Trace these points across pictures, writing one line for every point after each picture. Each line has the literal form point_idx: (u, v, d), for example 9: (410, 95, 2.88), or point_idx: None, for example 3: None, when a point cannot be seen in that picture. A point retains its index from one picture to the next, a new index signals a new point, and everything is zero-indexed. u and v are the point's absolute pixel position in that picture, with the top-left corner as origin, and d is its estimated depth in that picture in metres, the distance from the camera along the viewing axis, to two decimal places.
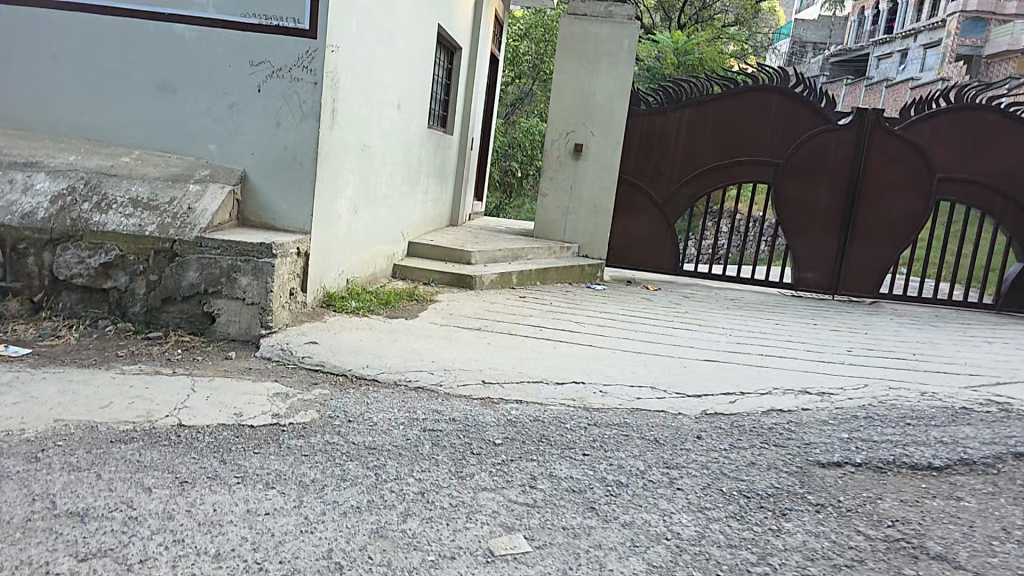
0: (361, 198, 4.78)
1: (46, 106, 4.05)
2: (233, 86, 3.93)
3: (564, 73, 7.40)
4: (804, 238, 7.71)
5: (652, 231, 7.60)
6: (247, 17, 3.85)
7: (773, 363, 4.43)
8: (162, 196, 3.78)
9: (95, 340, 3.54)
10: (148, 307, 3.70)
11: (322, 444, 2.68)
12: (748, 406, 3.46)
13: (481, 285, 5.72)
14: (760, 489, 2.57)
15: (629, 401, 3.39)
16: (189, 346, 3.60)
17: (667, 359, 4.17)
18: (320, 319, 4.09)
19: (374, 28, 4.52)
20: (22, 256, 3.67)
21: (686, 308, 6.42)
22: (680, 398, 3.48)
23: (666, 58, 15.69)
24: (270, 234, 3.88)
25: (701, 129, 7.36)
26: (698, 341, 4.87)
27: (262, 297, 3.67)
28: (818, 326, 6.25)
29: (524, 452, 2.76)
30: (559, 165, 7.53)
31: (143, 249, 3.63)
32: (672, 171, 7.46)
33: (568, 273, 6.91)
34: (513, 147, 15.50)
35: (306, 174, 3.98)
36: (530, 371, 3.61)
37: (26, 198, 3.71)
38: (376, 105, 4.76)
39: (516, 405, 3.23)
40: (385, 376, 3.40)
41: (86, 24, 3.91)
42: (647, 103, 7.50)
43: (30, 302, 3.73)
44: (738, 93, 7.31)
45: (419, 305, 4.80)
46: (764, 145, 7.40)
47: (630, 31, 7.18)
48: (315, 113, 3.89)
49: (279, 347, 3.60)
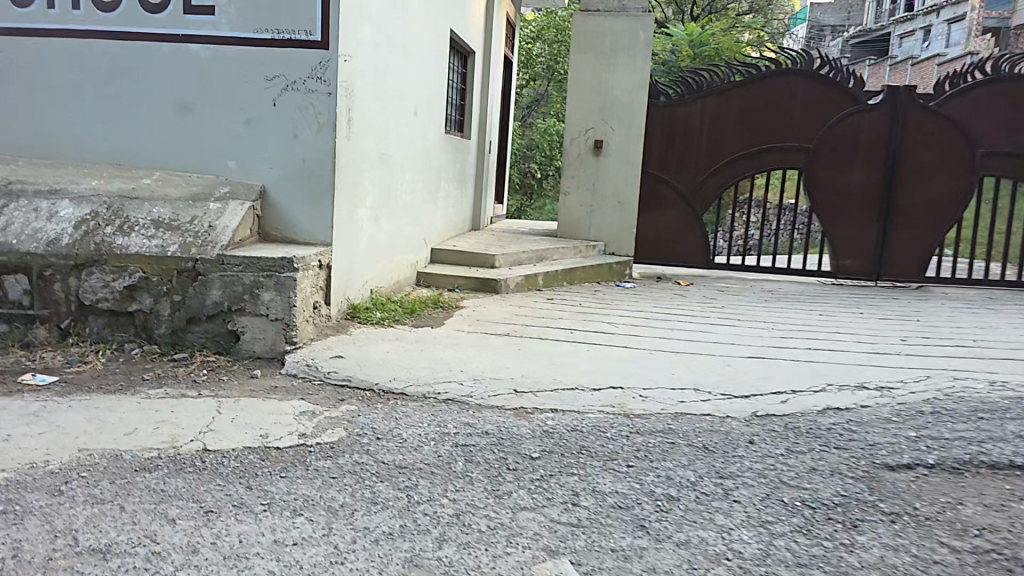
0: (382, 207, 4.69)
1: (68, 133, 4.02)
2: (249, 101, 3.86)
3: (579, 69, 7.17)
4: (841, 224, 7.41)
5: (681, 224, 7.36)
6: (259, 33, 3.78)
7: (820, 357, 4.19)
8: (184, 216, 3.73)
9: (122, 364, 3.48)
10: (174, 329, 3.64)
11: (351, 465, 2.57)
12: (802, 406, 3.33)
13: (508, 288, 5.59)
14: (826, 499, 2.50)
15: (672, 405, 3.23)
16: (214, 366, 3.53)
17: (709, 357, 3.98)
18: (345, 331, 4.00)
19: (387, 35, 4.43)
20: (48, 282, 3.59)
21: (722, 302, 6.19)
22: (726, 400, 3.32)
23: (682, 50, 15.41)
24: (292, 248, 3.80)
25: (726, 116, 7.13)
26: (738, 337, 4.64)
27: (286, 312, 3.59)
28: (865, 314, 5.97)
29: (564, 466, 2.63)
30: (580, 163, 7.30)
31: (166, 269, 3.57)
32: (697, 162, 7.24)
33: (596, 272, 6.74)
34: (531, 149, 15.34)
35: (325, 184, 3.89)
36: (565, 377, 3.46)
37: (50, 225, 3.63)
38: (392, 113, 4.67)
39: (551, 414, 3.09)
40: (413, 389, 3.28)
41: (102, 49, 3.87)
42: (667, 95, 7.29)
43: (59, 329, 3.64)
44: (761, 78, 7.06)
45: (446, 313, 4.68)
46: (792, 130, 7.14)
47: (647, 22, 6.96)
48: (332, 123, 3.81)
49: (304, 363, 3.51)
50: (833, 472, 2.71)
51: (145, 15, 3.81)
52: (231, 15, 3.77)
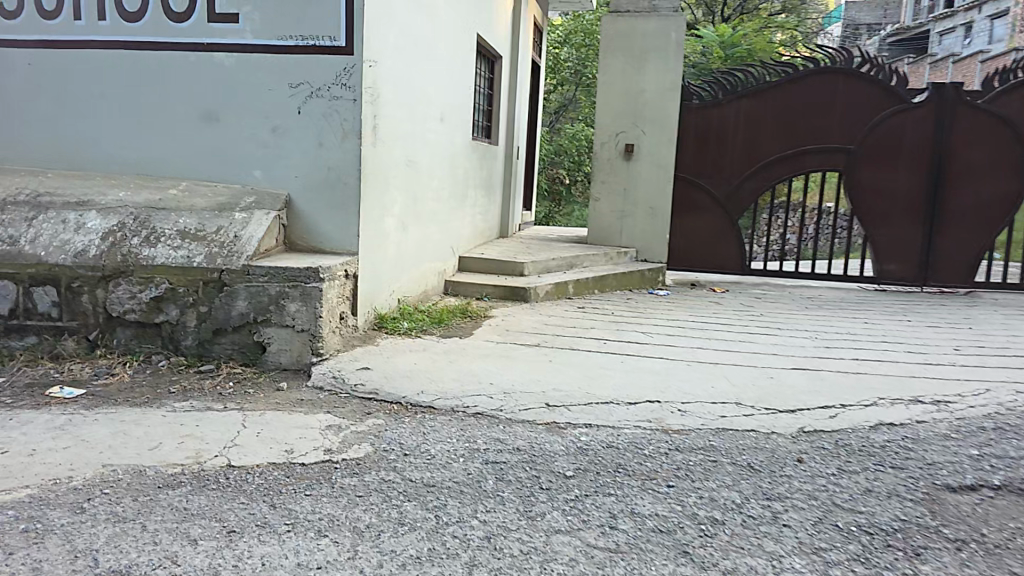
0: (410, 214, 4.62)
1: (97, 144, 4.03)
2: (275, 110, 3.83)
3: (609, 72, 7.03)
4: (884, 227, 7.12)
5: (715, 230, 7.17)
6: (285, 40, 3.74)
7: (869, 368, 3.97)
8: (210, 225, 3.71)
9: (149, 376, 3.45)
10: (200, 340, 3.61)
11: (378, 483, 2.47)
12: (851, 421, 3.14)
13: (537, 296, 5.48)
14: (884, 524, 2.31)
15: (712, 421, 3.07)
16: (240, 378, 3.48)
17: (750, 369, 3.80)
18: (372, 342, 3.93)
19: (413, 40, 4.37)
20: (76, 294, 3.59)
21: (760, 310, 5.98)
22: (770, 415, 3.15)
23: (712, 52, 15.19)
24: (317, 258, 3.74)
25: (761, 118, 6.93)
26: (779, 347, 4.43)
27: (312, 323, 3.54)
28: (912, 322, 5.70)
29: (600, 486, 2.49)
30: (610, 168, 7.14)
31: (192, 280, 3.54)
32: (732, 166, 7.05)
33: (628, 279, 6.59)
34: (558, 154, 15.23)
35: (352, 192, 3.83)
36: (598, 390, 3.31)
37: (78, 236, 3.63)
38: (419, 119, 4.60)
39: (585, 430, 2.95)
40: (442, 402, 3.18)
41: (129, 60, 3.88)
42: (701, 97, 7.09)
43: (87, 341, 3.63)
44: (799, 78, 6.83)
45: (474, 323, 4.58)
46: (831, 132, 6.90)
47: (677, 23, 6.80)
48: (358, 130, 3.75)
49: (331, 375, 3.44)
50: (890, 494, 2.53)
51: (172, 25, 3.81)
52: (256, 22, 3.75)
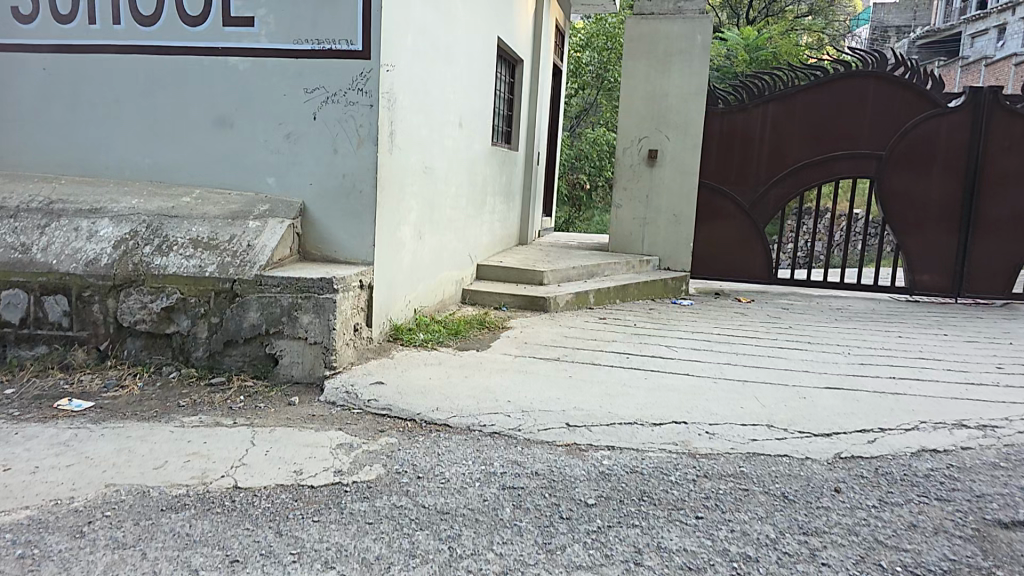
0: (427, 222, 4.51)
1: (111, 151, 3.98)
2: (289, 115, 3.74)
3: (632, 76, 6.87)
4: (917, 236, 6.87)
5: (740, 238, 6.98)
6: (300, 44, 3.66)
7: (907, 388, 3.77)
8: (222, 234, 3.63)
9: (158, 389, 3.37)
10: (211, 352, 3.52)
11: (389, 509, 2.34)
12: (891, 447, 2.95)
13: (557, 306, 5.34)
14: (932, 565, 2.13)
15: (743, 445, 2.90)
16: (251, 392, 3.38)
17: (781, 388, 3.62)
18: (387, 354, 3.82)
19: (431, 43, 4.27)
20: (87, 304, 3.53)
21: (788, 322, 5.77)
22: (804, 439, 2.97)
23: (737, 55, 14.95)
24: (331, 268, 3.65)
25: (789, 123, 6.73)
26: (810, 363, 4.23)
27: (325, 335, 3.44)
28: (949, 336, 5.45)
29: (624, 516, 2.34)
30: (633, 174, 6.97)
31: (203, 290, 3.46)
32: (758, 172, 6.85)
33: (650, 289, 6.42)
34: (579, 159, 15.07)
35: (368, 201, 3.73)
36: (620, 410, 3.16)
37: (90, 245, 3.58)
38: (436, 125, 4.50)
39: (607, 452, 2.81)
40: (457, 420, 3.05)
41: (143, 65, 3.82)
42: (727, 101, 6.90)
43: (97, 351, 3.57)
44: (829, 82, 6.61)
45: (492, 334, 4.45)
46: (863, 137, 6.67)
47: (703, 26, 6.61)
48: (373, 137, 3.65)
49: (344, 390, 3.33)
50: (937, 531, 2.34)
51: (185, 29, 3.74)
52: (271, 26, 3.66)
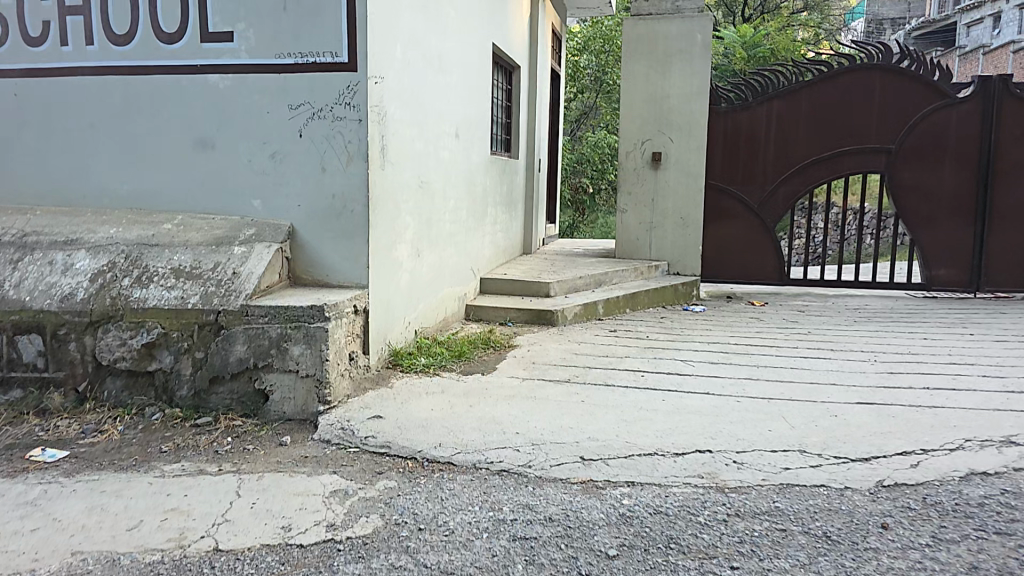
0: (424, 240, 4.25)
1: (85, 178, 3.75)
2: (274, 134, 3.48)
3: (630, 78, 6.61)
4: (931, 230, 6.59)
5: (748, 239, 6.73)
6: (282, 58, 3.39)
7: (946, 398, 3.48)
8: (206, 262, 3.40)
9: (139, 433, 3.15)
10: (196, 390, 3.29)
11: (387, 571, 2.09)
12: (936, 472, 2.64)
13: (565, 319, 5.09)
14: None
15: (775, 475, 2.62)
16: (239, 434, 3.15)
17: (811, 404, 3.35)
18: (386, 383, 3.57)
19: (421, 52, 4.02)
20: (63, 343, 3.31)
21: (806, 327, 5.49)
22: (841, 465, 2.68)
23: (734, 54, 14.68)
24: (322, 294, 3.40)
25: (795, 120, 6.48)
26: (836, 374, 3.93)
27: (318, 367, 3.20)
28: (977, 335, 5.16)
29: (650, 569, 2.08)
30: (637, 177, 6.69)
31: (186, 323, 3.23)
32: (765, 171, 6.60)
33: (660, 295, 6.16)
34: (581, 163, 14.82)
35: (359, 222, 3.46)
36: (639, 438, 2.90)
37: (65, 279, 3.36)
38: (430, 137, 4.25)
39: (627, 489, 2.55)
40: (462, 458, 2.81)
41: (116, 86, 3.59)
42: (729, 100, 6.65)
43: (75, 393, 3.35)
44: (834, 77, 6.36)
45: (497, 355, 4.19)
46: (873, 131, 6.41)
47: (703, 23, 6.35)
48: (363, 153, 3.38)
49: (339, 427, 3.09)
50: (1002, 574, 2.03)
51: (160, 46, 3.49)
52: (250, 40, 3.40)
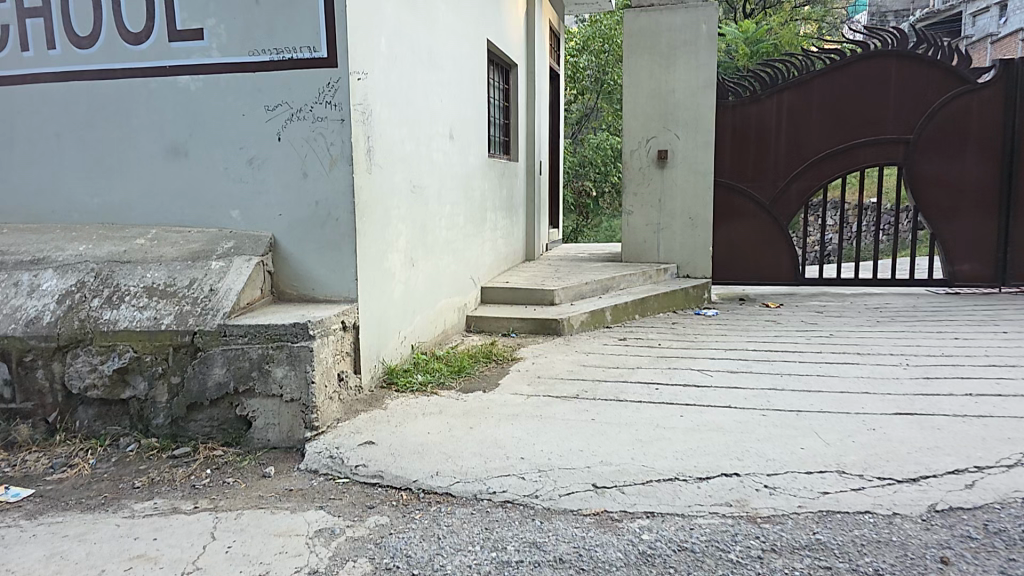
0: (418, 248, 3.99)
1: (55, 192, 3.51)
2: (250, 138, 3.22)
3: (632, 73, 6.29)
4: (954, 224, 6.28)
5: (761, 238, 6.45)
6: (257, 55, 3.14)
7: (992, 406, 3.17)
8: (181, 278, 3.14)
9: (111, 468, 2.90)
10: (173, 418, 3.03)
11: None
12: (996, 494, 2.34)
13: (571, 328, 4.81)
14: None
15: (812, 501, 2.32)
16: (219, 465, 2.89)
17: (844, 416, 3.05)
18: (379, 405, 3.29)
19: (409, 46, 3.76)
20: (30, 370, 3.06)
21: (828, 329, 5.18)
22: (886, 488, 2.38)
23: (737, 50, 14.37)
24: (307, 310, 3.14)
25: (806, 113, 6.20)
26: (867, 381, 3.62)
27: (303, 391, 2.94)
28: (1012, 333, 4.83)
29: None
30: (642, 177, 6.38)
31: (160, 345, 2.97)
32: (776, 167, 6.32)
33: (671, 300, 5.87)
34: (584, 166, 14.53)
35: (345, 230, 3.20)
36: (656, 461, 2.62)
37: (31, 301, 3.11)
38: (421, 138, 3.99)
39: (645, 522, 2.27)
40: (461, 488, 2.53)
41: (81, 92, 3.35)
42: (736, 94, 6.35)
43: (44, 424, 3.09)
44: (846, 66, 6.07)
45: (500, 369, 3.91)
46: (888, 122, 6.12)
47: (708, 13, 6.05)
48: (347, 155, 3.11)
49: (327, 455, 2.83)
50: None
51: (127, 48, 3.25)
52: (221, 36, 3.15)
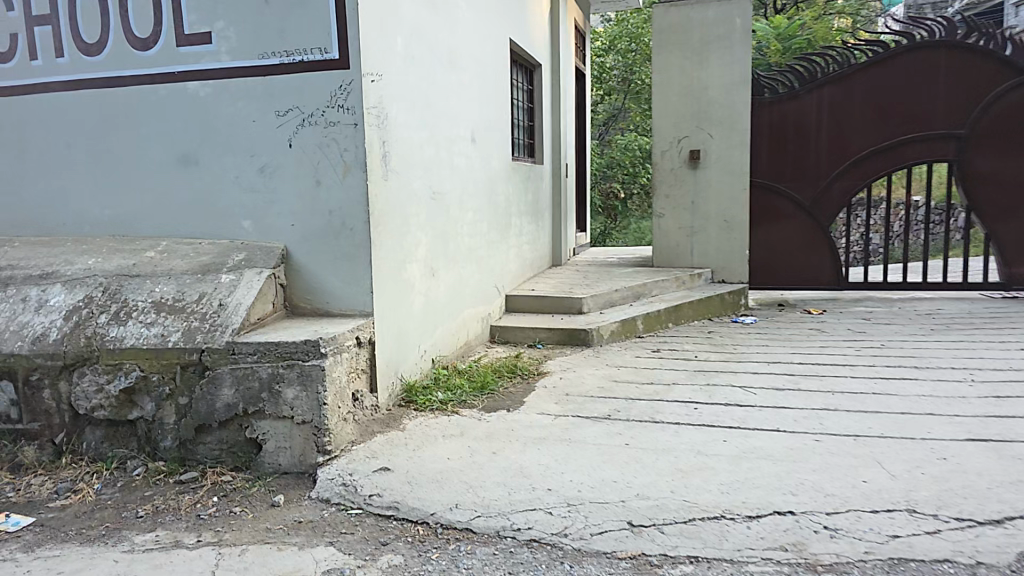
0: (439, 257, 3.78)
1: (65, 203, 3.40)
2: (260, 145, 3.06)
3: (663, 70, 6.01)
4: (1010, 224, 5.92)
5: (803, 241, 6.10)
6: (266, 58, 2.97)
7: None
8: (190, 293, 2.99)
9: (117, 494, 2.74)
10: (181, 441, 2.87)
11: None
12: None
13: (600, 339, 4.56)
14: None
15: (880, 546, 2.05)
16: (227, 492, 2.72)
17: (907, 443, 2.75)
18: (396, 426, 3.09)
19: (427, 45, 3.57)
20: (36, 390, 2.93)
21: (878, 339, 4.82)
22: (965, 532, 2.09)
23: (770, 46, 13.85)
24: (320, 326, 2.96)
25: (850, 108, 5.84)
26: (929, 400, 3.30)
27: (315, 413, 2.75)
28: None
29: None
30: (675, 178, 6.10)
31: (168, 364, 2.81)
32: (818, 166, 5.97)
33: (706, 307, 5.57)
34: (611, 168, 14.21)
35: (360, 241, 3.01)
36: (699, 496, 2.36)
37: (37, 318, 2.98)
38: (441, 142, 3.80)
39: (689, 569, 2.02)
40: (483, 523, 2.31)
41: (90, 100, 3.23)
42: (774, 90, 6.02)
43: (51, 446, 2.96)
44: (893, 57, 5.71)
45: (526, 385, 3.69)
46: (939, 116, 5.74)
47: (745, 5, 5.73)
48: (361, 162, 2.92)
49: (340, 482, 2.64)
50: None
51: (134, 54, 3.12)
52: (230, 39, 2.99)
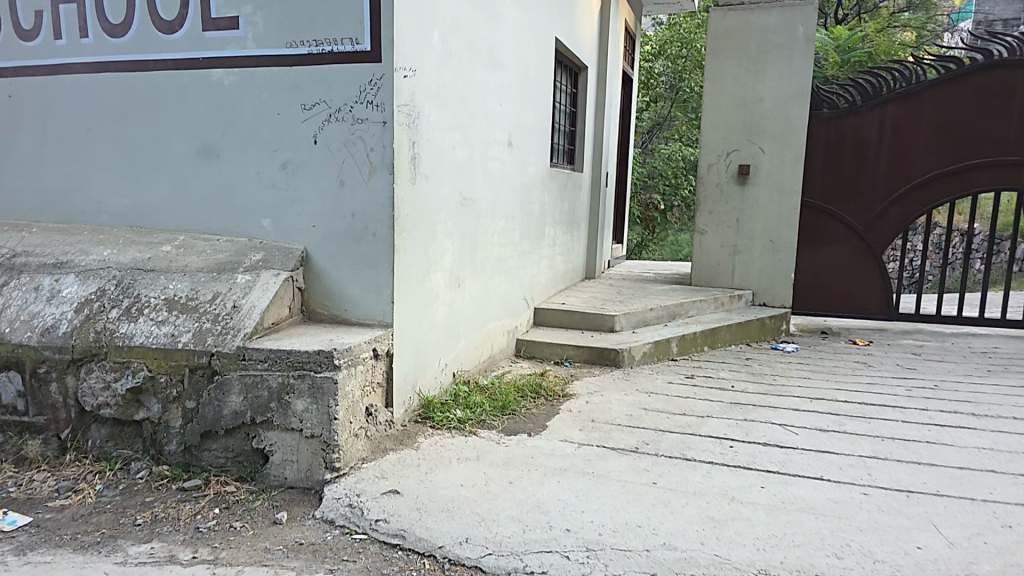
0: (466, 266, 3.62)
1: (86, 190, 3.33)
2: (285, 140, 2.93)
3: (714, 79, 5.75)
4: None
5: (852, 266, 5.79)
6: (293, 47, 2.85)
7: None
8: (205, 292, 2.88)
9: (117, 497, 2.64)
10: (186, 446, 2.76)
11: None
12: None
13: (630, 360, 4.34)
14: None
15: None
16: (229, 504, 2.59)
17: (968, 505, 2.47)
18: (410, 444, 2.93)
19: (466, 42, 3.41)
20: (44, 382, 2.86)
21: (931, 377, 4.49)
22: None
23: (827, 58, 13.31)
24: (336, 334, 2.81)
25: (915, 128, 5.50)
26: (992, 454, 3.00)
27: (325, 426, 2.60)
28: None
29: None
30: (720, 194, 5.84)
31: (176, 366, 2.70)
32: (875, 187, 5.64)
33: (744, 332, 5.30)
34: (652, 177, 13.90)
35: (382, 247, 2.86)
36: (731, 551, 2.13)
37: (49, 308, 2.90)
38: (476, 144, 3.63)
39: None
40: (493, 562, 2.13)
41: (115, 85, 3.16)
42: (833, 104, 5.70)
43: (56, 440, 2.89)
44: (965, 76, 5.35)
45: (549, 407, 3.50)
46: (1010, 142, 5.37)
47: (809, 12, 5.41)
48: (388, 164, 2.78)
49: (346, 504, 2.48)
50: None
51: (160, 37, 3.03)
52: (257, 25, 2.88)
